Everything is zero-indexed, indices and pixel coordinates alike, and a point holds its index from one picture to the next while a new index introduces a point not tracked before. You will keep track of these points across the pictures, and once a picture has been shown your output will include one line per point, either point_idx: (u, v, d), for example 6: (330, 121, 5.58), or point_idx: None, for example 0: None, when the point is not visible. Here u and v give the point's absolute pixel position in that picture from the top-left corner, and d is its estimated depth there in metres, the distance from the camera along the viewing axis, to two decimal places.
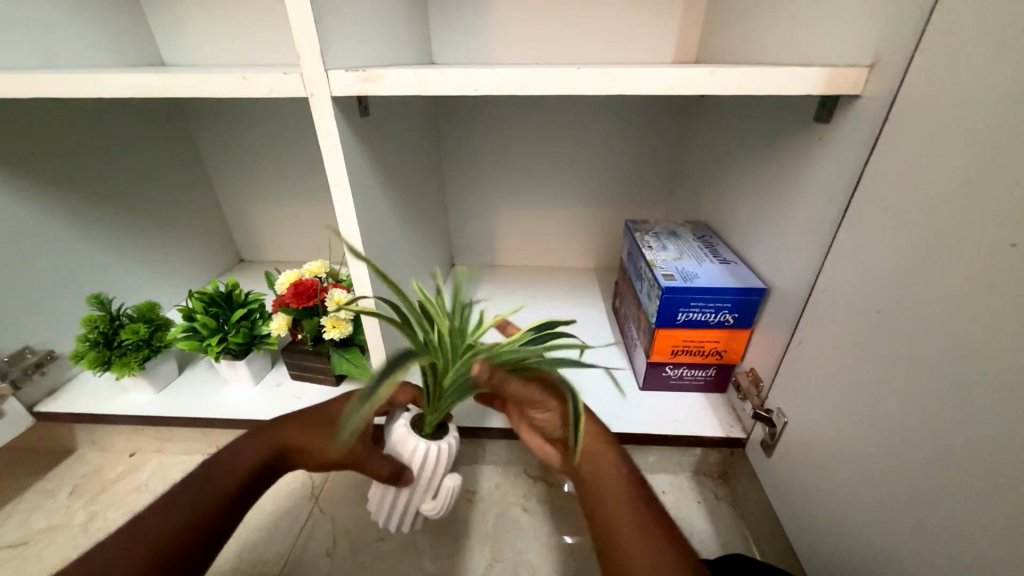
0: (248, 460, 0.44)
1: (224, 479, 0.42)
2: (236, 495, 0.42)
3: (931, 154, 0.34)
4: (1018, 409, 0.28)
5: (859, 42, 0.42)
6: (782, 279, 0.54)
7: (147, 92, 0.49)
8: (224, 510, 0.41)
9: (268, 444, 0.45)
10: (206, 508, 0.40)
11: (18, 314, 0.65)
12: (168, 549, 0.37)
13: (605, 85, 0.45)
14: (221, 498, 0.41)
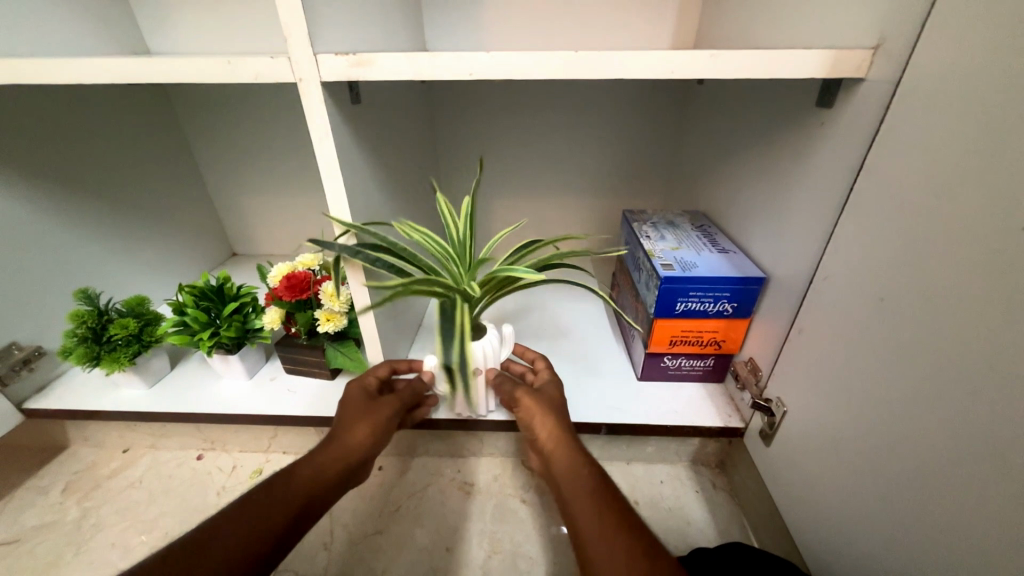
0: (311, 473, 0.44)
1: (287, 488, 0.43)
2: (308, 499, 0.43)
3: (939, 136, 0.34)
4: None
5: (864, 23, 0.41)
6: (782, 267, 0.53)
7: (129, 78, 0.47)
8: (292, 518, 0.41)
9: (327, 452, 0.47)
10: (272, 515, 0.40)
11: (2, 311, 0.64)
12: (244, 552, 0.37)
13: (602, 68, 0.44)
14: (285, 507, 0.41)
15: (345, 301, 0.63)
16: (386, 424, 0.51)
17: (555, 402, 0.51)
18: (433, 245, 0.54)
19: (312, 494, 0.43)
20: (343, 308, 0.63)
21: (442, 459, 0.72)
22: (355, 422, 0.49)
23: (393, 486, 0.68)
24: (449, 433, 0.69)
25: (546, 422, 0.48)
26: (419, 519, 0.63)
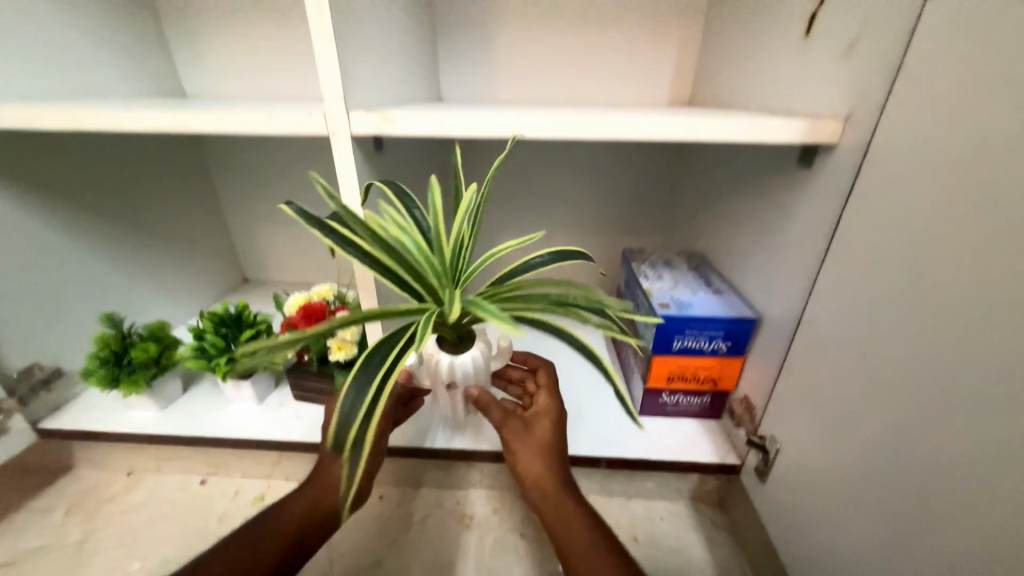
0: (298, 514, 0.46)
1: (277, 529, 0.45)
2: (298, 536, 0.45)
3: (905, 199, 0.38)
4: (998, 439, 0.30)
5: (836, 95, 0.46)
6: (773, 309, 0.56)
7: (176, 126, 0.52)
8: (283, 557, 0.44)
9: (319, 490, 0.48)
10: (262, 556, 0.43)
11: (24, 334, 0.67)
12: None
13: (603, 128, 0.49)
14: (274, 547, 0.44)
15: (357, 330, 0.66)
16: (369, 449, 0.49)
17: (549, 442, 0.49)
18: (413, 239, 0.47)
19: (301, 532, 0.45)
20: (355, 338, 0.66)
21: (443, 491, 0.73)
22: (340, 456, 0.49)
23: (393, 517, 0.69)
24: (452, 464, 0.70)
25: (540, 471, 0.48)
26: (419, 551, 0.64)
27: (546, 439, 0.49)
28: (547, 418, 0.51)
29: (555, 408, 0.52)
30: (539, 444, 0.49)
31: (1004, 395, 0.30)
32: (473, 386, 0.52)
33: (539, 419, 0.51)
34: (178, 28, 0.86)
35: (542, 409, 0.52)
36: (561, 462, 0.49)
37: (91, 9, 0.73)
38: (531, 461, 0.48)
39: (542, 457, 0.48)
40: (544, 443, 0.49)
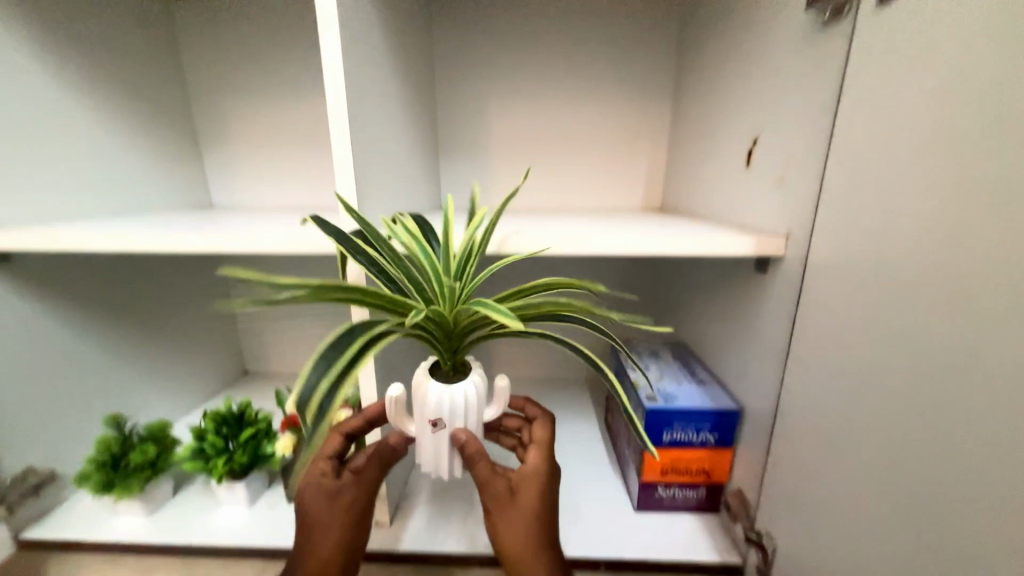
0: None
1: None
2: None
3: (840, 306, 0.43)
4: (939, 535, 0.31)
5: (776, 216, 0.54)
6: (752, 401, 0.60)
7: (208, 246, 0.59)
8: None
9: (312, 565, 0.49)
10: None
11: (25, 439, 0.68)
12: None
13: (582, 243, 0.56)
14: None
15: None
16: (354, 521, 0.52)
17: (536, 511, 0.49)
18: (418, 246, 0.45)
19: None
20: None
21: None
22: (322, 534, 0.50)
23: None
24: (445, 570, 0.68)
25: (524, 544, 0.48)
26: None
27: (532, 507, 0.49)
28: (537, 483, 0.50)
29: (546, 471, 0.51)
30: (525, 514, 0.49)
31: (929, 493, 0.32)
32: (462, 427, 0.49)
33: (527, 484, 0.50)
34: (215, 153, 1.00)
35: (530, 471, 0.51)
36: (546, 534, 0.49)
37: (144, 144, 0.85)
38: (517, 531, 0.48)
39: (527, 528, 0.48)
40: (529, 513, 0.49)
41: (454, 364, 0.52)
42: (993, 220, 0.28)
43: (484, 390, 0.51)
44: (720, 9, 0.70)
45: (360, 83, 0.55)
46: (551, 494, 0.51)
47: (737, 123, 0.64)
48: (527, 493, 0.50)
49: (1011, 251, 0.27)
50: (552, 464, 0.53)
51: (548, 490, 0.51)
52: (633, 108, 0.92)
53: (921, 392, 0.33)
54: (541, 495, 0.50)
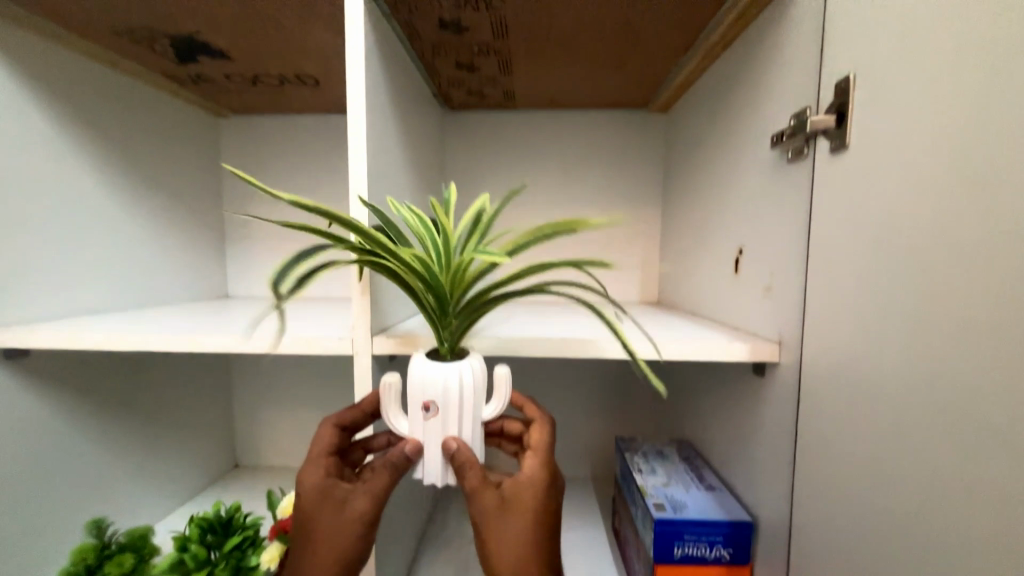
0: None
1: None
2: None
3: (841, 416, 0.44)
4: None
5: (766, 322, 0.57)
6: (764, 511, 0.57)
7: (220, 346, 0.61)
8: None
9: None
10: None
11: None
12: None
13: (579, 348, 0.56)
14: None
15: None
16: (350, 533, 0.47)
17: (536, 526, 0.46)
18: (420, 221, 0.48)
19: None
20: None
21: None
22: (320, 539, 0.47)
23: None
24: None
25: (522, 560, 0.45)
26: None
27: (533, 519, 0.46)
28: (539, 489, 0.47)
29: (547, 481, 0.48)
30: (527, 527, 0.46)
31: None
32: (455, 435, 0.46)
33: (526, 492, 0.47)
34: (237, 248, 1.07)
35: (530, 479, 0.47)
36: (546, 550, 0.46)
37: (174, 241, 0.92)
38: (518, 544, 0.45)
39: (526, 542, 0.45)
40: (529, 527, 0.45)
41: (451, 349, 0.48)
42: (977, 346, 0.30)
43: (482, 386, 0.47)
44: (698, 134, 0.80)
45: (382, 199, 0.61)
46: (553, 504, 0.48)
47: (721, 234, 0.70)
48: (527, 502, 0.46)
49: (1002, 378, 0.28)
50: (552, 471, 0.49)
51: (549, 500, 0.47)
52: (626, 212, 1.00)
53: (944, 516, 0.32)
54: (540, 504, 0.47)
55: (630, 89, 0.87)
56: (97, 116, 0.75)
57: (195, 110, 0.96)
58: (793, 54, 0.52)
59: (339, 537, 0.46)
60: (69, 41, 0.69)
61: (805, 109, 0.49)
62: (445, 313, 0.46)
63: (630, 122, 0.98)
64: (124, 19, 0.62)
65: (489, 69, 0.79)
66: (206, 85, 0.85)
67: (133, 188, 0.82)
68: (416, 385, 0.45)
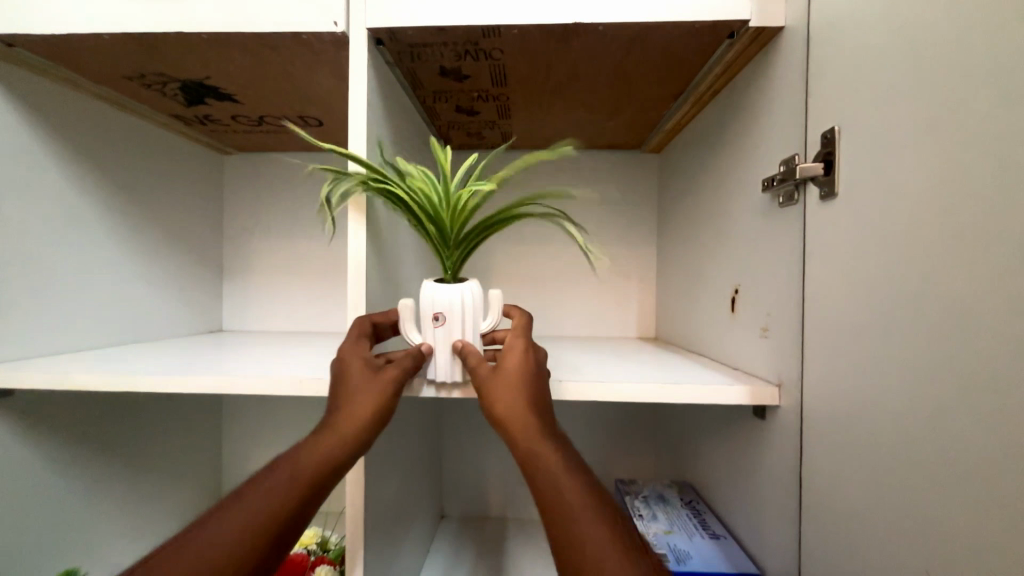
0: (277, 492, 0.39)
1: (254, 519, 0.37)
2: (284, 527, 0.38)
3: (844, 465, 0.43)
4: None
5: (765, 364, 0.56)
6: (771, 564, 0.55)
7: (210, 388, 0.59)
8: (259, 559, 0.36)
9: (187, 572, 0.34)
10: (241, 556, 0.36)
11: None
12: None
13: (579, 391, 0.55)
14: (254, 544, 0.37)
15: None
16: (379, 405, 0.45)
17: (527, 380, 0.45)
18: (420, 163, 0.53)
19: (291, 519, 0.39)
20: None
21: None
22: (346, 408, 0.45)
23: None
24: None
25: (515, 406, 0.42)
26: None
27: (523, 376, 0.45)
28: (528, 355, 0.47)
29: (531, 352, 0.48)
30: (520, 383, 0.44)
31: None
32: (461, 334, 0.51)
33: (512, 359, 0.46)
34: (234, 282, 1.07)
35: (516, 348, 0.47)
36: (540, 404, 0.44)
37: (172, 276, 0.92)
38: (514, 396, 0.43)
39: (517, 394, 0.43)
40: (519, 383, 0.44)
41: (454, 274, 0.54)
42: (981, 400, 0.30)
43: (481, 299, 0.52)
44: (691, 175, 0.82)
45: (381, 239, 0.62)
46: (542, 368, 0.47)
47: (716, 273, 0.71)
48: (513, 365, 0.46)
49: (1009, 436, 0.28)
50: (534, 347, 0.49)
51: (535, 366, 0.47)
52: (623, 248, 1.01)
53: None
54: (524, 372, 0.45)
55: (625, 132, 0.90)
56: (103, 156, 0.77)
57: (200, 149, 0.99)
58: (780, 104, 0.55)
59: (289, 470, 0.41)
60: (82, 85, 0.71)
61: (793, 157, 0.51)
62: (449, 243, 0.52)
63: (624, 162, 1.01)
64: (138, 66, 0.64)
65: (488, 113, 0.82)
66: (213, 126, 0.87)
67: (132, 224, 0.82)
68: (430, 298, 0.51)
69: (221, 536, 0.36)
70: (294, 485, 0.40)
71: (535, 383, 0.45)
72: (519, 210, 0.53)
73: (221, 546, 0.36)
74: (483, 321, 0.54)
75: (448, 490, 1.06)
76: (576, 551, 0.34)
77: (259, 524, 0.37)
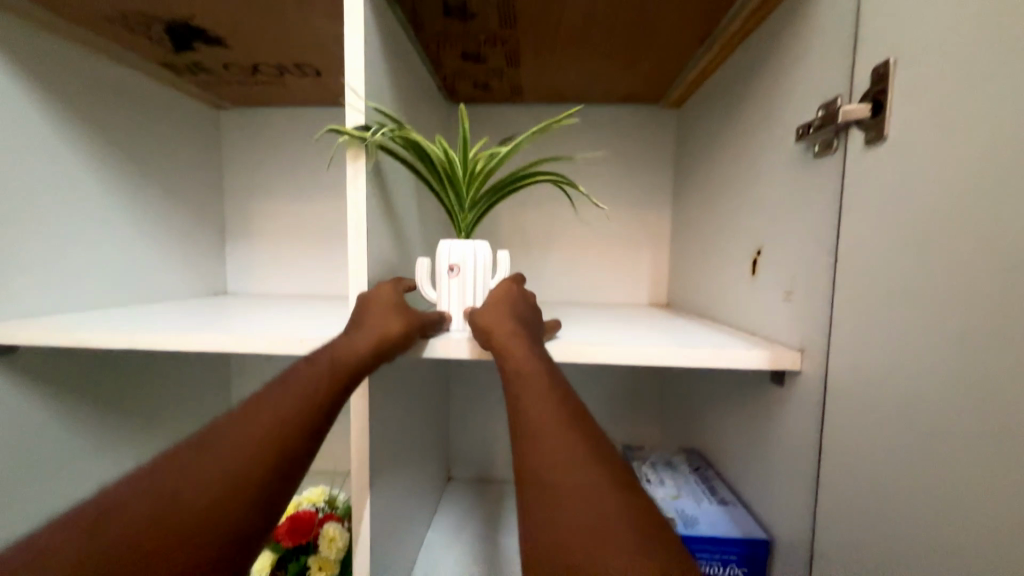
0: (314, 384, 0.43)
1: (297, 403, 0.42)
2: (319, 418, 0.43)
3: (868, 433, 0.40)
4: None
5: (787, 329, 0.53)
6: (781, 530, 0.53)
7: (210, 346, 0.58)
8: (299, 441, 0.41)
9: (226, 458, 0.37)
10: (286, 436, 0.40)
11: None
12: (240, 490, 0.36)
13: (591, 354, 0.53)
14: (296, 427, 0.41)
15: (343, 547, 0.62)
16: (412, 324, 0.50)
17: (509, 302, 0.50)
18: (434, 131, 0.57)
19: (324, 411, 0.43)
20: (338, 555, 0.61)
21: None
22: (381, 320, 0.49)
23: None
24: None
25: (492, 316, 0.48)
26: None
27: (505, 300, 0.51)
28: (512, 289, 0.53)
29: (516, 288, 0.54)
30: (498, 305, 0.50)
31: None
32: (474, 289, 0.56)
33: (497, 289, 0.53)
34: (237, 243, 1.04)
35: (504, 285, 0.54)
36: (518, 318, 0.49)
37: (172, 236, 0.90)
38: (491, 312, 0.49)
39: (498, 309, 0.49)
40: (500, 303, 0.50)
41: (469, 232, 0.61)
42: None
43: (491, 261, 0.58)
44: (714, 129, 0.77)
45: (384, 194, 0.59)
46: (524, 300, 0.53)
47: (737, 233, 0.67)
48: (497, 293, 0.52)
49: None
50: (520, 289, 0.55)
51: (518, 297, 0.53)
52: (637, 211, 0.97)
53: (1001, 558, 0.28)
54: (506, 297, 0.51)
55: (642, 82, 0.84)
56: (91, 106, 0.73)
57: (194, 103, 0.94)
58: (821, 41, 0.49)
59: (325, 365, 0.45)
60: (63, 29, 0.67)
61: (834, 100, 0.45)
62: (465, 202, 0.59)
63: (641, 118, 0.95)
64: (116, 4, 0.60)
65: (495, 60, 0.76)
66: (205, 75, 0.83)
67: (127, 181, 0.80)
68: (446, 253, 0.56)
69: (251, 428, 0.39)
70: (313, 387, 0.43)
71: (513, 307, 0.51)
72: (531, 185, 0.59)
73: (255, 439, 0.39)
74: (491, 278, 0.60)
75: (455, 452, 1.07)
76: (535, 425, 0.38)
77: (289, 421, 0.41)
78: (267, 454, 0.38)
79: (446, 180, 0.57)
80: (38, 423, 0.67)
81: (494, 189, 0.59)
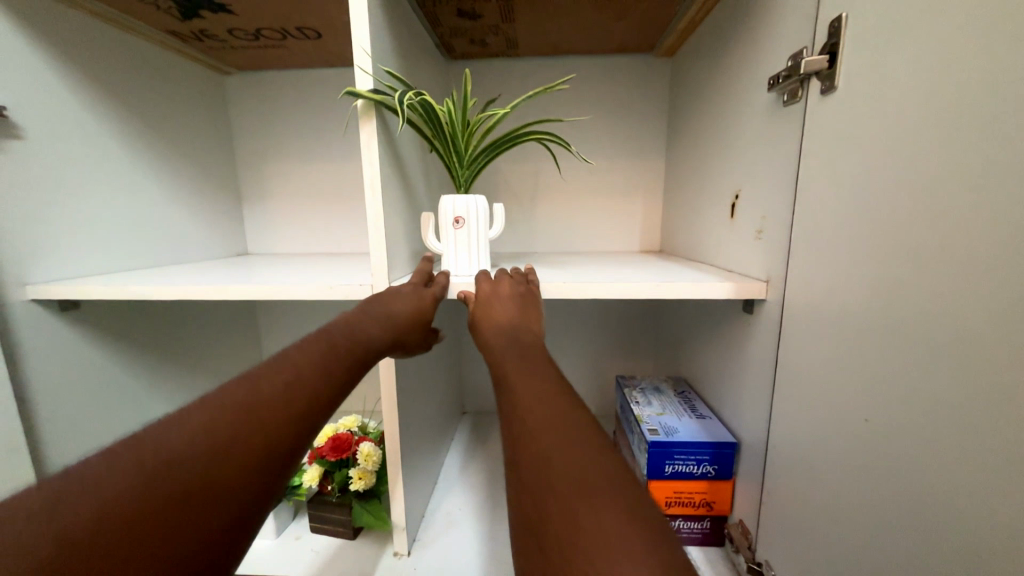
0: (342, 352, 0.49)
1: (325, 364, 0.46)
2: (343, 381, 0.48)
3: (815, 343, 0.49)
4: (906, 536, 0.36)
5: (757, 263, 0.60)
6: (746, 434, 0.63)
7: (252, 294, 0.66)
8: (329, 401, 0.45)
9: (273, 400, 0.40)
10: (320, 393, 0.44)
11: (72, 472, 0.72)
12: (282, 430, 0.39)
13: (586, 291, 0.60)
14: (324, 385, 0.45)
15: (377, 460, 0.74)
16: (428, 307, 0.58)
17: (511, 307, 0.56)
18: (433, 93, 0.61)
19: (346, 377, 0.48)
20: (374, 467, 0.73)
21: None
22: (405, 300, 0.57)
23: None
24: None
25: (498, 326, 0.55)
26: None
27: (511, 303, 0.57)
28: (517, 290, 0.59)
29: (520, 289, 0.59)
30: (496, 316, 0.56)
31: (903, 501, 0.36)
32: (475, 239, 0.64)
33: (504, 292, 0.58)
34: (253, 205, 1.11)
35: (507, 286, 0.59)
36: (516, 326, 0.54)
37: (194, 200, 0.96)
38: (493, 321, 0.55)
39: (502, 317, 0.55)
40: (502, 310, 0.56)
41: (468, 185, 0.67)
42: (947, 274, 0.33)
43: (488, 213, 0.64)
44: (703, 78, 0.79)
45: (394, 151, 0.64)
46: (528, 300, 0.58)
47: (720, 179, 0.72)
48: (502, 297, 0.57)
49: (964, 302, 0.31)
50: (524, 289, 0.60)
51: (523, 300, 0.58)
52: (630, 160, 1.01)
53: (903, 424, 0.36)
54: (510, 300, 0.57)
55: (636, 32, 0.85)
56: (108, 77, 0.77)
57: (200, 68, 0.97)
58: None
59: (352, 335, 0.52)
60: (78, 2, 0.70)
61: (802, 51, 0.50)
62: (464, 158, 0.64)
63: (636, 68, 0.97)
64: None
65: (491, 17, 0.78)
66: (211, 41, 0.85)
67: (149, 148, 0.85)
68: (451, 207, 0.62)
69: (295, 377, 0.43)
70: (329, 368, 0.47)
71: (512, 315, 0.55)
72: (525, 141, 0.64)
73: (292, 388, 0.42)
74: (489, 228, 0.67)
75: (467, 390, 1.19)
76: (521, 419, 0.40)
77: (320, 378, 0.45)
78: (284, 428, 0.39)
79: (446, 138, 0.63)
80: (103, 368, 0.77)
81: (491, 144, 0.65)
